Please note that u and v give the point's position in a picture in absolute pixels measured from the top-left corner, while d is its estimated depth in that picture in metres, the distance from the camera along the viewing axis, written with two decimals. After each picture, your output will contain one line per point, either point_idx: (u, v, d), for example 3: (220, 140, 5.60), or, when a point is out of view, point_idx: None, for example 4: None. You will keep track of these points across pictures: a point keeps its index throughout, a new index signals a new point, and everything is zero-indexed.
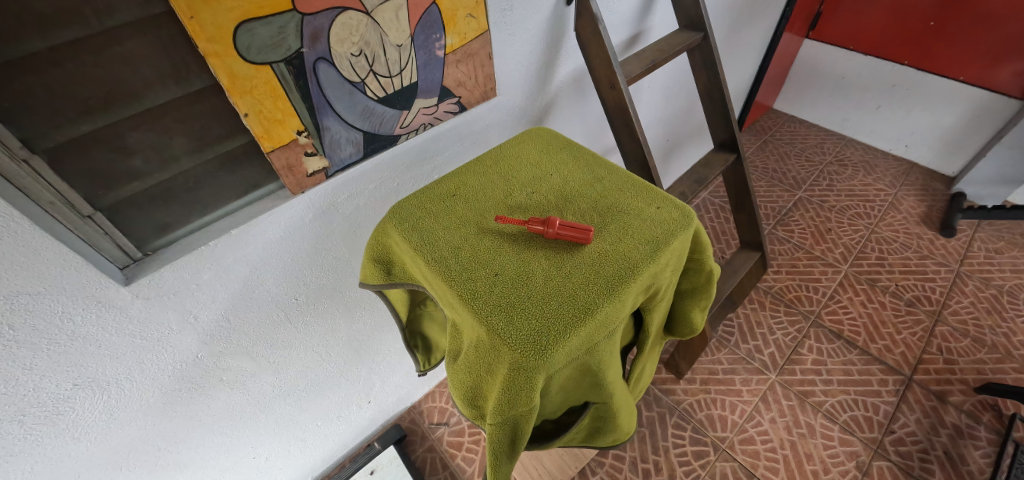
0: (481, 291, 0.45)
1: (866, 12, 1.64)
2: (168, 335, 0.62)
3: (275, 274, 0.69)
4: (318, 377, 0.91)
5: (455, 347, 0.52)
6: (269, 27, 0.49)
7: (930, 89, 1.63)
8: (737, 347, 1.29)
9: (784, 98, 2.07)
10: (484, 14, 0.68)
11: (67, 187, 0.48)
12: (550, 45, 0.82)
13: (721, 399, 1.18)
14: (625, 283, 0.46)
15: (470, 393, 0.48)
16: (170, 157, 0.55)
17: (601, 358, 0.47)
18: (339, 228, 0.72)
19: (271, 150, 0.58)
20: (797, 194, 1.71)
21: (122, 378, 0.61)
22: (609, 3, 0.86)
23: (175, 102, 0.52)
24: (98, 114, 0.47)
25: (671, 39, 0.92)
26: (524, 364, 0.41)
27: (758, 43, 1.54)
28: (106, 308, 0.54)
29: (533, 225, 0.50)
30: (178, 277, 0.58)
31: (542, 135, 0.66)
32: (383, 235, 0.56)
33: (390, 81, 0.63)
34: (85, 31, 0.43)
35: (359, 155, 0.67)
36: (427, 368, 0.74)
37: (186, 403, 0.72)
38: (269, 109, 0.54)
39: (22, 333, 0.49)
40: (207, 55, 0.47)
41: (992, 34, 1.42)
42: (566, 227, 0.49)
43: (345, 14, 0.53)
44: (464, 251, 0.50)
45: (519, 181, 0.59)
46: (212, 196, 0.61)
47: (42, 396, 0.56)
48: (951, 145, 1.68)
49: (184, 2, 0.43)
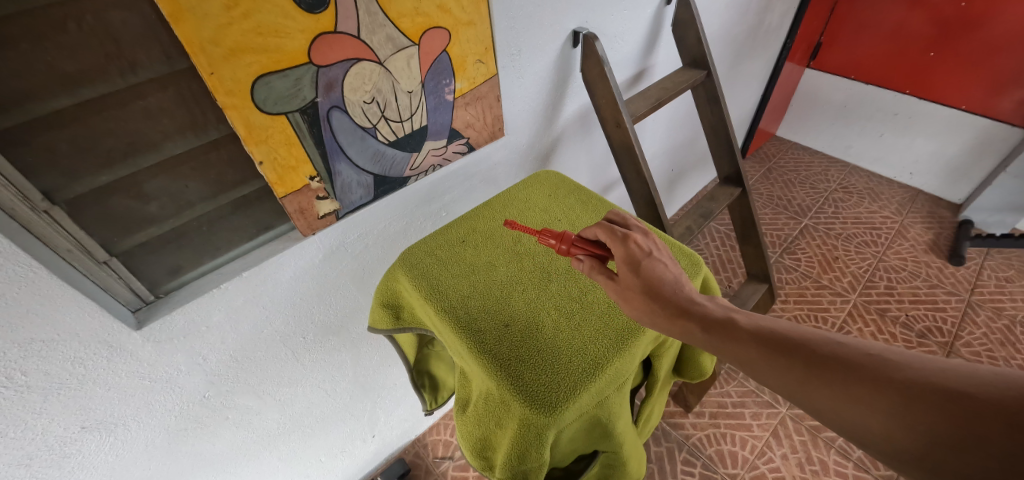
0: (491, 342, 0.46)
1: (865, 43, 1.67)
2: (176, 376, 0.62)
3: (284, 313, 0.69)
4: (324, 413, 0.90)
5: (464, 394, 0.51)
6: (285, 80, 0.51)
7: (933, 117, 1.65)
8: (746, 380, 1.27)
9: (787, 125, 2.09)
10: (492, 59, 0.70)
11: (85, 235, 0.49)
12: (558, 85, 0.84)
13: (731, 434, 1.16)
14: (635, 335, 0.46)
15: (479, 443, 0.47)
16: (185, 203, 0.56)
17: (611, 410, 0.47)
18: (348, 267, 0.73)
19: (283, 195, 0.58)
20: (803, 222, 1.71)
21: (129, 419, 0.61)
22: (613, 42, 0.88)
23: (192, 151, 0.53)
24: (117, 165, 0.49)
25: (675, 77, 0.94)
26: (534, 421, 0.40)
27: (759, 74, 1.57)
28: (117, 352, 0.54)
29: (556, 252, 0.50)
30: (189, 319, 0.59)
31: (550, 179, 0.67)
32: (392, 280, 0.56)
33: (401, 126, 0.64)
34: (108, 88, 0.45)
35: (370, 197, 0.68)
36: (434, 408, 0.73)
37: (191, 443, 0.71)
38: (284, 157, 0.55)
39: (33, 378, 0.49)
40: (225, 108, 0.48)
41: (992, 64, 1.44)
42: (578, 241, 0.51)
43: (359, 65, 0.55)
44: (475, 299, 0.50)
45: (528, 226, 0.59)
46: (224, 238, 0.62)
47: (49, 439, 0.56)
48: (956, 172, 1.69)
49: (204, 59, 0.45)
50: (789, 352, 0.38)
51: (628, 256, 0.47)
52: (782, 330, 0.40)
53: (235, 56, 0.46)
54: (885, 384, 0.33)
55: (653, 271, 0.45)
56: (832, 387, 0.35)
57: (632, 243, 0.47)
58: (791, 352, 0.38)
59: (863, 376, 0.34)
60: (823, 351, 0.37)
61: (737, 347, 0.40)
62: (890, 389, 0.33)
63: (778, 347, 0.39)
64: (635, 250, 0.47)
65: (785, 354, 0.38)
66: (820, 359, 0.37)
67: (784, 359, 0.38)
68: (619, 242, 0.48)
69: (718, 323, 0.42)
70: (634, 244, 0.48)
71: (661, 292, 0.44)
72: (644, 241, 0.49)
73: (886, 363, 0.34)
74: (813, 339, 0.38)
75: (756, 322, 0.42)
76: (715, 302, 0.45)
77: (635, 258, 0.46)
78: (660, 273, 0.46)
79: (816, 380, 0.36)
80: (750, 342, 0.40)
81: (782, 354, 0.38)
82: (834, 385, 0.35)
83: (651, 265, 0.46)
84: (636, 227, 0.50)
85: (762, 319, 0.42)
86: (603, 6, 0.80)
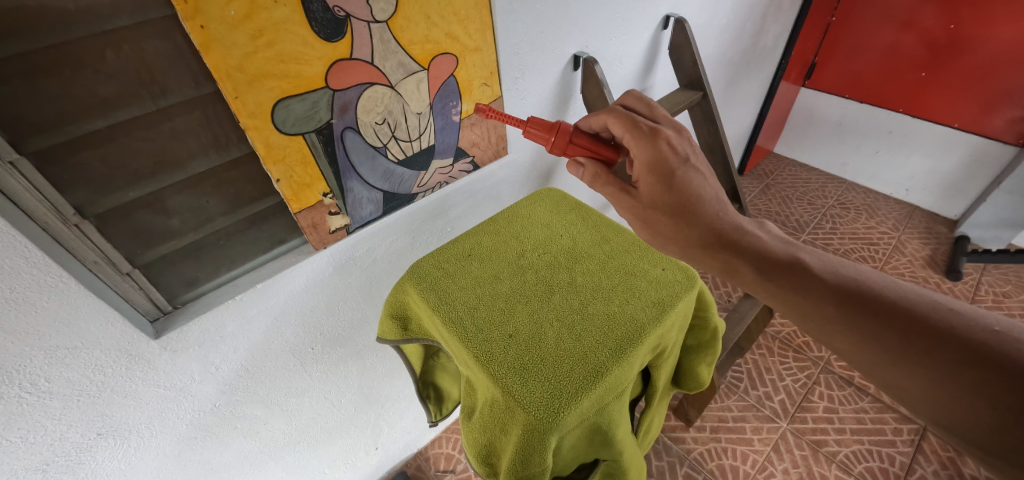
0: (497, 352, 0.48)
1: (857, 63, 1.71)
2: (189, 384, 0.64)
3: (294, 325, 0.72)
4: (329, 424, 0.91)
5: (469, 404, 0.53)
6: (304, 103, 0.54)
7: (927, 134, 1.67)
8: (747, 394, 1.28)
9: (784, 143, 2.13)
10: (497, 82, 0.73)
11: (111, 248, 0.51)
12: (559, 106, 0.88)
13: (732, 448, 1.17)
14: (634, 345, 0.48)
15: (484, 449, 0.49)
16: (205, 218, 0.59)
17: (611, 418, 0.49)
18: (358, 279, 0.76)
19: (298, 211, 0.61)
20: (801, 237, 1.74)
21: (143, 426, 0.63)
22: (612, 65, 0.92)
23: (213, 169, 0.56)
24: (144, 182, 0.52)
25: (672, 98, 0.98)
26: (538, 426, 0.43)
27: (755, 94, 1.61)
28: (136, 361, 0.57)
29: (548, 152, 0.59)
30: (204, 330, 0.61)
31: (552, 196, 0.70)
32: (400, 292, 0.59)
33: (410, 145, 0.68)
34: (140, 111, 0.48)
35: (379, 212, 0.71)
36: (439, 419, 0.74)
37: (200, 451, 0.72)
38: (299, 174, 0.58)
39: (55, 385, 0.52)
40: (247, 129, 0.51)
41: (984, 83, 1.48)
42: (576, 144, 0.58)
43: (372, 88, 0.59)
44: (479, 312, 0.52)
45: (531, 241, 0.62)
46: (240, 252, 0.64)
47: (66, 445, 0.57)
48: (951, 189, 1.72)
49: (231, 84, 0.48)
50: (878, 315, 0.42)
51: (658, 157, 0.53)
52: (872, 289, 0.44)
53: (258, 82, 0.50)
54: (988, 362, 0.36)
55: (683, 174, 0.53)
56: (926, 356, 0.39)
57: (663, 139, 0.54)
58: (884, 317, 0.42)
59: (964, 348, 0.38)
60: (921, 316, 0.41)
61: (818, 307, 0.45)
62: (992, 366, 0.36)
63: (866, 308, 0.43)
64: (668, 155, 0.53)
65: (878, 321, 0.42)
66: (915, 324, 0.40)
67: (872, 324, 0.42)
68: (649, 142, 0.54)
69: (797, 276, 0.47)
70: (665, 141, 0.54)
71: (690, 211, 0.52)
72: (676, 139, 0.55)
73: (1010, 341, 0.36)
74: (909, 300, 0.42)
75: (840, 276, 0.46)
76: (782, 243, 0.51)
77: (667, 163, 0.53)
78: (693, 184, 0.53)
79: (908, 349, 0.40)
80: (831, 300, 0.45)
81: (869, 316, 0.42)
82: (919, 354, 0.39)
83: (683, 173, 0.53)
84: (668, 123, 0.57)
85: (845, 270, 0.46)
86: (602, 32, 0.85)
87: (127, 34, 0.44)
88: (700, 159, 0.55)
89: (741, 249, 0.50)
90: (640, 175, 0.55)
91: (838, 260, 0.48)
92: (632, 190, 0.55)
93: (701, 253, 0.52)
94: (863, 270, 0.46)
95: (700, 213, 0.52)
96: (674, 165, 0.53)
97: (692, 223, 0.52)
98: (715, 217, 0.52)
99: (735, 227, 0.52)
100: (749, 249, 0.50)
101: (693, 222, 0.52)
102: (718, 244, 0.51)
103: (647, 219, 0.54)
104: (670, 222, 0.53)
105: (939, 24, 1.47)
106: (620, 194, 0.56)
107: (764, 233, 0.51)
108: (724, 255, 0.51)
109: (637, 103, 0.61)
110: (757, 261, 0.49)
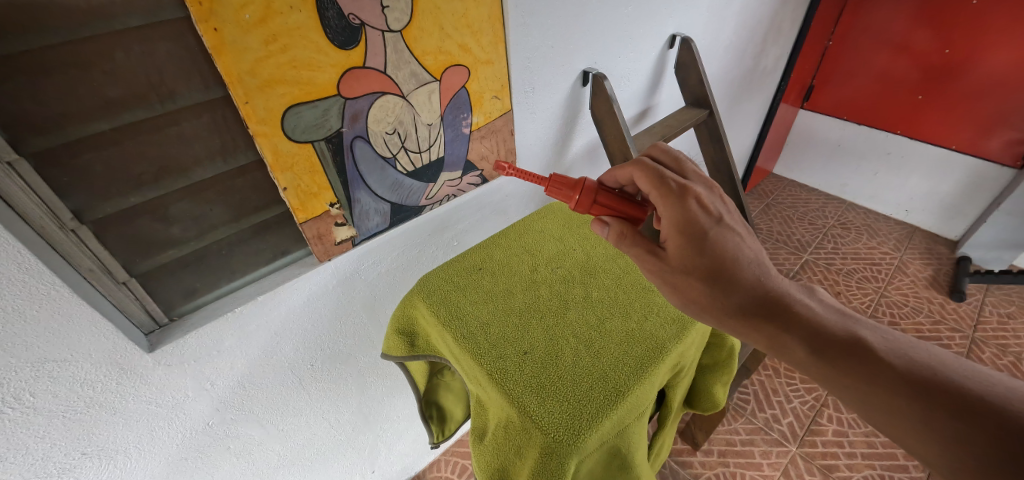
0: (511, 370, 0.46)
1: (855, 86, 1.74)
2: (183, 402, 0.61)
3: (295, 340, 0.69)
4: (325, 446, 0.87)
5: (480, 425, 0.51)
6: (314, 111, 0.53)
7: (925, 156, 1.69)
8: (754, 416, 1.25)
9: (783, 163, 2.15)
10: (507, 96, 0.73)
11: (107, 255, 0.49)
12: (568, 121, 0.88)
13: (741, 473, 1.13)
14: (654, 364, 0.46)
15: (496, 472, 0.46)
16: (207, 226, 0.57)
17: (632, 444, 0.47)
18: (361, 294, 0.74)
19: (303, 221, 0.60)
20: (803, 257, 1.73)
21: (131, 446, 0.59)
22: (621, 81, 0.92)
23: (219, 176, 0.55)
24: (147, 187, 0.50)
25: (680, 115, 0.99)
26: (557, 450, 0.40)
27: (755, 114, 1.63)
28: (128, 375, 0.54)
29: (573, 210, 0.56)
30: (200, 344, 0.58)
31: (564, 209, 0.69)
32: (408, 306, 0.57)
33: (419, 156, 0.67)
34: (146, 114, 0.47)
35: (386, 225, 0.69)
36: (439, 440, 0.71)
37: (190, 472, 0.68)
38: (307, 183, 0.57)
39: (40, 400, 0.48)
40: (256, 135, 0.50)
41: (982, 106, 1.50)
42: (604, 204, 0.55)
43: (383, 98, 0.58)
44: (494, 329, 0.51)
45: (544, 255, 0.61)
46: (241, 262, 0.62)
47: (48, 465, 0.54)
48: (950, 210, 1.73)
49: (242, 89, 0.47)
50: (959, 410, 0.36)
51: (687, 218, 0.49)
52: (947, 378, 0.38)
53: (270, 87, 0.49)
54: None
55: (718, 237, 0.48)
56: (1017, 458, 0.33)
57: (691, 199, 0.49)
58: (967, 414, 0.35)
59: None
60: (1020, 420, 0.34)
61: (887, 396, 0.39)
62: None
63: (945, 402, 0.37)
64: (699, 215, 0.49)
65: (965, 419, 0.35)
66: (1012, 428, 0.34)
67: (954, 421, 0.36)
68: (678, 202, 0.49)
69: (859, 357, 0.41)
70: (693, 200, 0.49)
71: (728, 275, 0.47)
72: (706, 197, 0.50)
73: None
74: (1003, 396, 0.36)
75: (908, 360, 0.40)
76: (837, 315, 0.45)
77: (698, 225, 0.48)
78: (729, 247, 0.48)
79: (1000, 458, 0.33)
80: (896, 385, 0.39)
81: (945, 411, 0.36)
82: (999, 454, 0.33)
83: (717, 234, 0.48)
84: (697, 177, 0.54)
85: (913, 353, 0.40)
86: (611, 49, 0.85)
87: (138, 35, 0.43)
88: (738, 220, 0.51)
89: (788, 320, 0.45)
90: (667, 234, 0.50)
91: (903, 339, 0.42)
92: (659, 251, 0.50)
93: (739, 324, 0.46)
94: (937, 353, 0.40)
95: (740, 279, 0.47)
96: (706, 225, 0.48)
97: (730, 289, 0.47)
98: (757, 285, 0.47)
99: (781, 295, 0.46)
100: (798, 321, 0.45)
101: (730, 289, 0.47)
102: (762, 313, 0.45)
103: (677, 284, 0.49)
104: (703, 288, 0.47)
105: (934, 48, 1.51)
106: (645, 255, 0.51)
107: (814, 303, 0.46)
108: (768, 327, 0.45)
109: (662, 155, 0.58)
110: (808, 335, 0.43)
